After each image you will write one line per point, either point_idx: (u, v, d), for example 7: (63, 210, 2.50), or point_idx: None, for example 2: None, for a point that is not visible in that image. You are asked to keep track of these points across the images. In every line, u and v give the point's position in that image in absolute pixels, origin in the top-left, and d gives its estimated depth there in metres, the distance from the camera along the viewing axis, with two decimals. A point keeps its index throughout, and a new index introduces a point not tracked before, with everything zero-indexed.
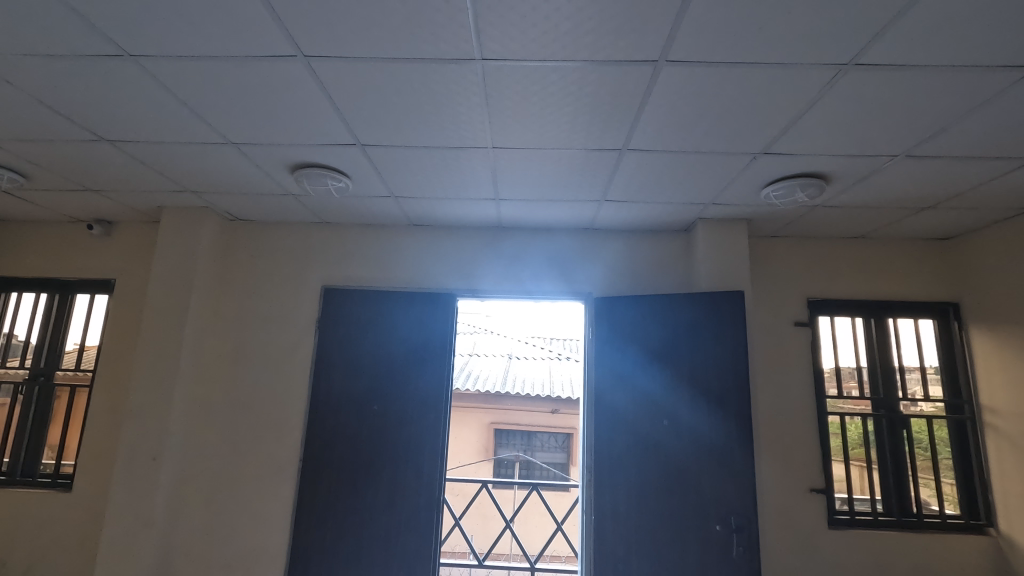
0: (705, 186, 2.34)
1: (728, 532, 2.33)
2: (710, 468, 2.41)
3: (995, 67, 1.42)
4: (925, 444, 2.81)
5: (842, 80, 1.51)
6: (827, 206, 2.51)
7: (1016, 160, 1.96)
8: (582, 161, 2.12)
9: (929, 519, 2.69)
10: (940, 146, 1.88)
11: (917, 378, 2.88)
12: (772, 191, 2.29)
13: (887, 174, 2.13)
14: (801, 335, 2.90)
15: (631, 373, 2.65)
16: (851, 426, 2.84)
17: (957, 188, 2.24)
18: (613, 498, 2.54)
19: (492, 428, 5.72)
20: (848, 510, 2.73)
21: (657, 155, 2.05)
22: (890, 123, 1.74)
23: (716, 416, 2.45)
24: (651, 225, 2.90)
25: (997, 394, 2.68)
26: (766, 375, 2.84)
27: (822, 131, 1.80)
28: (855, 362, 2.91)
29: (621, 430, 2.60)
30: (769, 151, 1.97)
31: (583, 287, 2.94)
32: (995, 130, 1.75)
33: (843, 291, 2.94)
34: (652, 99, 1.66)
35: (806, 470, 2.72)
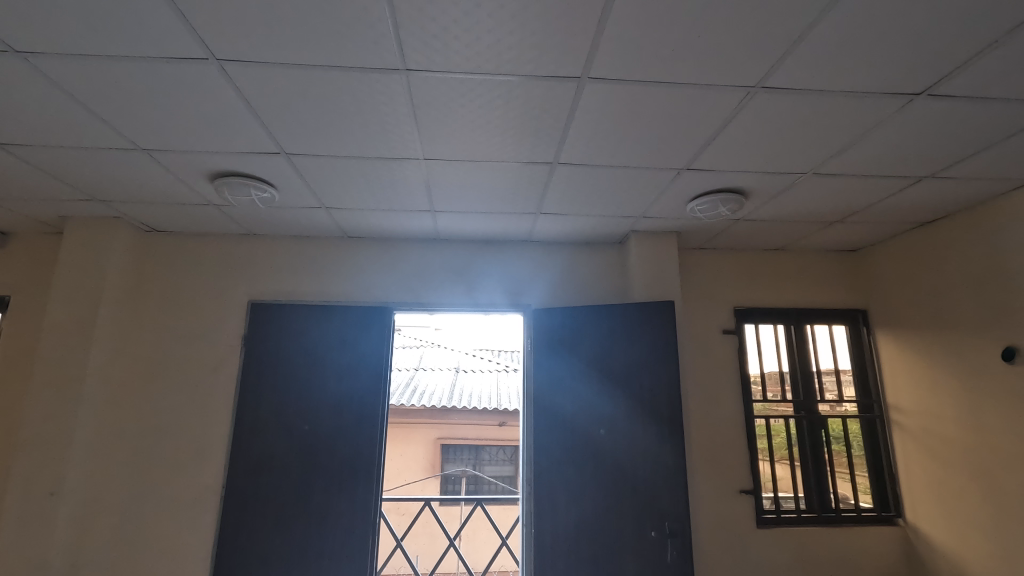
0: (636, 200, 2.41)
1: (663, 538, 2.38)
2: (646, 475, 2.46)
3: (882, 93, 1.55)
4: (841, 441, 2.99)
5: (752, 102, 1.60)
6: (749, 219, 2.65)
7: (908, 179, 2.15)
8: (516, 173, 2.14)
9: (847, 513, 2.87)
10: (843, 165, 2.03)
11: (832, 380, 3.08)
12: (697, 205, 2.39)
13: (799, 190, 2.27)
14: (728, 342, 3.03)
15: (570, 383, 2.67)
16: (775, 428, 2.99)
17: (860, 203, 2.42)
18: (553, 511, 2.53)
19: (438, 443, 5.61)
20: (775, 509, 2.86)
21: (589, 170, 2.09)
22: (798, 143, 1.86)
23: (650, 422, 2.52)
24: (588, 238, 2.96)
25: (901, 393, 2.90)
26: (697, 382, 2.95)
27: (738, 148, 1.90)
28: (778, 367, 3.07)
29: (559, 441, 2.60)
30: (692, 167, 2.06)
31: (521, 299, 2.94)
32: (889, 150, 1.91)
33: (766, 300, 3.11)
34: (578, 114, 1.69)
35: (735, 472, 2.84)
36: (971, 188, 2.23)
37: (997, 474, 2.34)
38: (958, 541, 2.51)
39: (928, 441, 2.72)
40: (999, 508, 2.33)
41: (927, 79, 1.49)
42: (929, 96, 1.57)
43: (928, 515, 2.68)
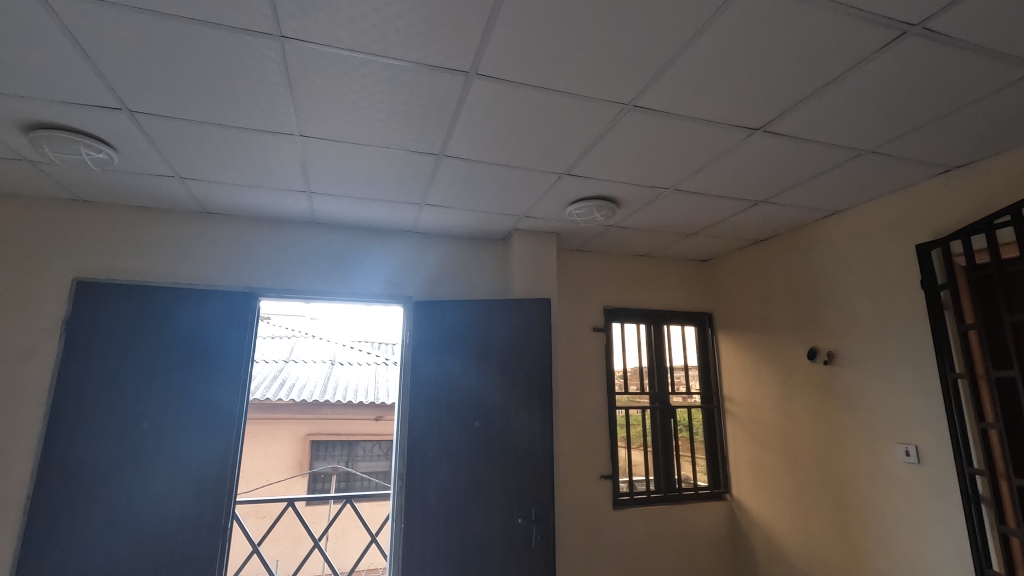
0: (520, 199, 2.48)
1: (529, 524, 2.50)
2: (516, 464, 2.56)
3: (730, 125, 1.78)
4: (686, 428, 3.38)
5: (625, 118, 1.73)
6: (620, 226, 2.87)
7: (747, 201, 2.49)
8: (401, 162, 2.08)
9: (688, 492, 3.25)
10: (698, 184, 2.29)
11: (682, 374, 3.47)
12: (575, 209, 2.53)
13: (663, 203, 2.51)
14: (597, 339, 3.26)
15: (446, 377, 2.67)
16: (633, 418, 3.29)
17: (711, 219, 2.75)
18: (424, 505, 2.50)
19: (308, 440, 5.25)
20: (629, 491, 3.15)
21: (475, 165, 2.11)
22: (662, 160, 2.06)
23: (522, 414, 2.62)
24: (472, 233, 2.99)
25: (733, 385, 3.35)
26: (568, 376, 3.13)
27: (613, 159, 2.04)
28: (638, 363, 3.38)
29: (433, 435, 2.58)
30: (571, 172, 2.17)
31: (401, 291, 2.88)
32: (733, 175, 2.19)
33: (632, 301, 3.39)
34: (465, 108, 1.69)
35: (597, 459, 3.08)
36: (793, 214, 2.65)
37: (798, 454, 2.82)
38: (768, 510, 2.99)
39: (751, 427, 3.18)
40: (798, 481, 2.80)
41: (764, 118, 1.73)
42: (765, 132, 1.82)
43: (748, 490, 3.15)
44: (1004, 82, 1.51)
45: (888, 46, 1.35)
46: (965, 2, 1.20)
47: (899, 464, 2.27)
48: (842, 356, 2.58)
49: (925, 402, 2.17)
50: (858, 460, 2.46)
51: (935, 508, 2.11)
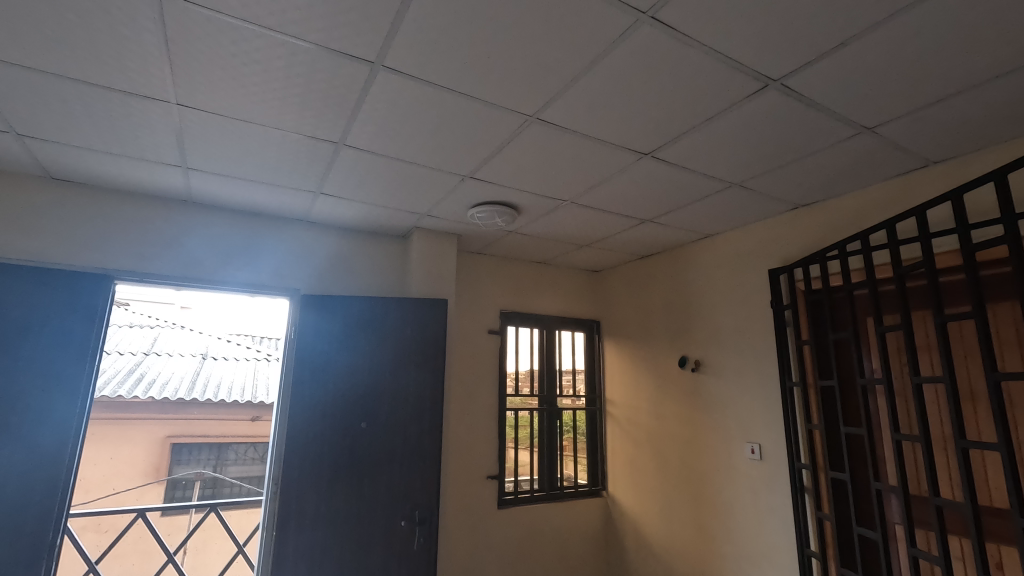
0: (422, 197, 2.45)
1: (412, 526, 2.48)
2: (401, 466, 2.52)
3: (623, 147, 1.91)
4: (570, 429, 3.56)
5: (528, 129, 1.79)
6: (520, 232, 2.95)
7: (635, 219, 2.69)
8: (296, 146, 1.95)
9: (568, 489, 3.42)
10: (593, 199, 2.43)
11: (570, 378, 3.64)
12: (477, 212, 2.56)
13: (560, 213, 2.63)
14: (491, 342, 3.31)
15: (334, 375, 2.54)
16: (522, 419, 3.38)
17: (603, 233, 2.93)
18: (300, 513, 2.35)
19: (168, 443, 4.70)
20: (514, 490, 3.24)
21: (376, 158, 2.05)
22: (561, 173, 2.16)
23: (412, 415, 2.59)
24: (370, 227, 2.89)
25: (615, 389, 3.59)
26: (461, 377, 3.14)
27: (515, 167, 2.10)
28: (529, 366, 3.49)
29: (314, 437, 2.44)
30: (474, 176, 2.20)
31: (289, 283, 2.70)
32: (624, 194, 2.36)
33: (527, 306, 3.50)
34: (369, 99, 1.64)
35: (485, 460, 3.13)
36: (673, 234, 2.91)
37: (666, 452, 3.09)
38: (638, 504, 3.25)
39: (627, 428, 3.43)
40: (665, 478, 3.07)
41: (651, 145, 1.89)
42: (652, 157, 1.99)
43: (622, 486, 3.39)
44: (839, 137, 1.80)
45: (755, 95, 1.55)
46: (813, 67, 1.41)
47: (746, 461, 2.58)
48: (706, 364, 2.88)
49: (769, 407, 2.49)
50: (714, 457, 2.76)
51: (772, 498, 2.43)
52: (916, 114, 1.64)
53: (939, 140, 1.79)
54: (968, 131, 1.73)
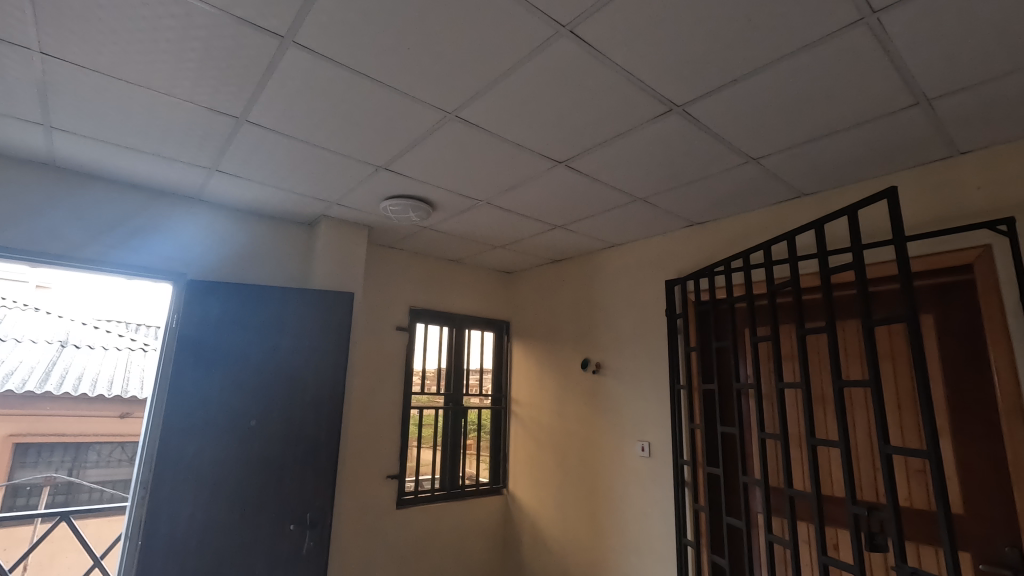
0: (332, 185, 2.34)
1: (301, 529, 2.36)
2: (293, 467, 2.38)
3: (539, 154, 1.96)
4: (474, 428, 3.57)
5: (446, 125, 1.77)
6: (434, 228, 2.91)
7: (548, 224, 2.77)
8: (190, 117, 1.78)
9: (469, 488, 3.44)
10: (508, 201, 2.46)
11: (477, 376, 3.65)
12: (390, 204, 2.49)
13: (475, 213, 2.64)
14: (399, 338, 3.24)
15: (222, 369, 2.33)
16: (426, 418, 3.34)
17: (517, 236, 2.98)
18: (173, 520, 2.13)
19: (11, 443, 4.08)
20: (414, 490, 3.19)
21: (282, 139, 1.92)
22: (478, 173, 2.16)
23: (308, 413, 2.46)
24: (272, 211, 2.70)
25: (520, 388, 3.67)
26: (364, 373, 3.04)
27: (432, 162, 2.07)
28: (437, 364, 3.45)
29: (194, 436, 2.23)
30: (389, 168, 2.14)
31: (173, 266, 2.44)
32: (538, 199, 2.42)
33: (438, 303, 3.46)
34: (276, 76, 1.53)
35: (386, 459, 3.05)
36: (583, 241, 3.04)
37: (565, 450, 3.21)
38: (536, 501, 3.34)
39: (530, 427, 3.52)
40: (563, 475, 3.19)
41: (565, 154, 1.96)
42: (566, 166, 2.06)
43: (522, 484, 3.47)
44: (730, 164, 1.98)
45: (659, 117, 1.66)
46: (710, 98, 1.55)
47: (637, 458, 2.76)
48: (606, 367, 3.04)
49: (659, 408, 2.69)
50: (609, 455, 2.92)
51: (657, 492, 2.62)
52: (791, 150, 1.86)
53: (809, 175, 2.04)
54: (831, 169, 2.00)
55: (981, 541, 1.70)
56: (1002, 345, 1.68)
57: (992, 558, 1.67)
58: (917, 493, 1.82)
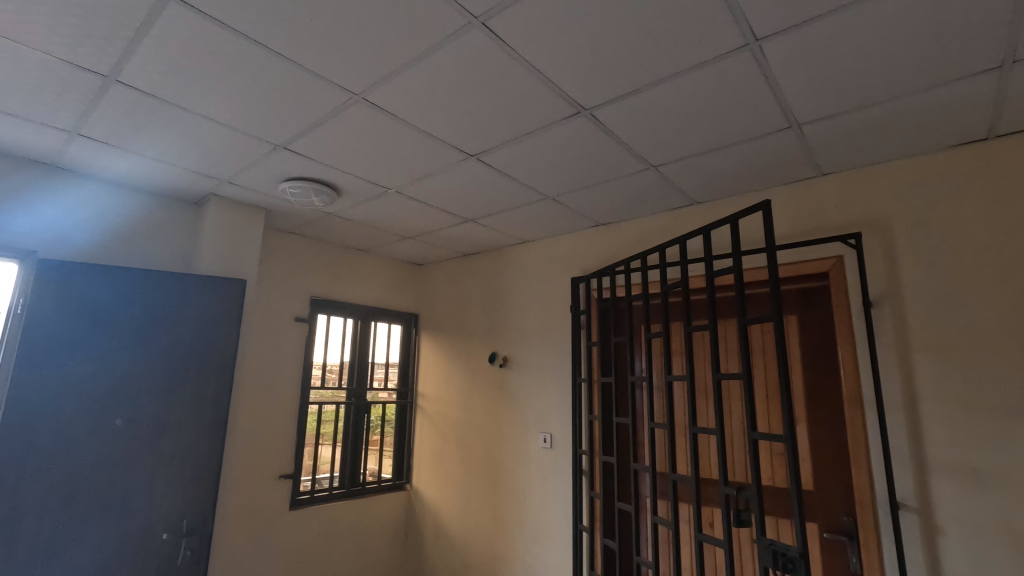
0: (222, 161, 2.14)
1: (176, 538, 2.16)
2: (167, 470, 2.17)
3: (450, 145, 1.94)
4: (378, 423, 3.47)
5: (353, 108, 1.69)
6: (339, 215, 2.77)
7: (459, 217, 2.75)
8: (42, 69, 1.53)
9: (371, 485, 3.34)
10: (418, 191, 2.41)
11: (383, 370, 3.54)
12: (290, 187, 2.32)
13: (384, 201, 2.55)
14: (298, 330, 3.05)
15: (82, 363, 2.03)
16: (326, 414, 3.18)
17: (428, 227, 2.93)
18: (13, 537, 1.83)
19: None
20: (310, 490, 3.04)
21: (161, 105, 1.71)
22: (387, 160, 2.09)
23: (187, 411, 2.25)
24: (150, 186, 2.42)
25: (427, 382, 3.62)
26: (255, 367, 2.83)
27: (337, 145, 1.96)
28: (339, 357, 3.30)
29: (43, 440, 1.92)
30: (289, 148, 2.00)
31: (20, 242, 2.11)
32: (449, 191, 2.39)
33: (342, 294, 3.31)
34: (154, 34, 1.36)
35: (278, 458, 2.87)
36: (493, 236, 3.05)
37: (470, 443, 3.23)
38: (439, 495, 3.32)
39: (436, 421, 3.48)
40: (467, 468, 3.20)
41: (477, 148, 1.95)
42: (478, 159, 2.05)
43: (426, 479, 3.43)
44: (632, 170, 2.09)
45: (568, 119, 1.71)
46: (615, 105, 1.62)
47: (539, 449, 2.84)
48: (512, 361, 3.09)
49: (561, 401, 2.78)
50: (513, 447, 2.97)
51: (557, 482, 2.72)
52: (686, 161, 2.00)
53: (700, 184, 2.22)
54: (719, 181, 2.18)
55: (826, 513, 1.96)
56: (848, 343, 1.95)
57: (834, 527, 1.93)
58: (778, 473, 2.05)
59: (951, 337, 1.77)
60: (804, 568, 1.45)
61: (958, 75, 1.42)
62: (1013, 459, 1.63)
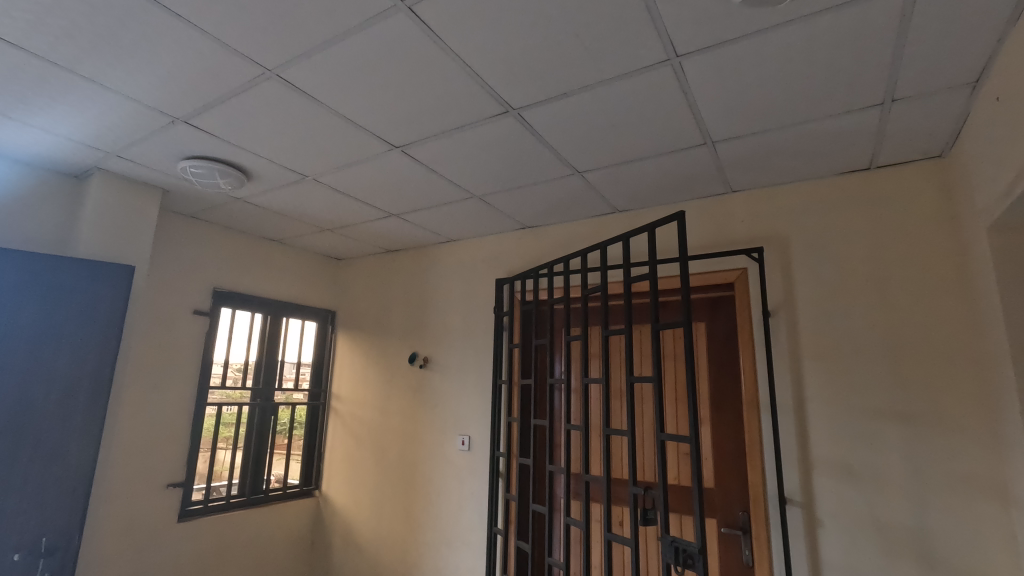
0: (109, 131, 1.90)
1: (31, 560, 1.88)
2: (24, 481, 1.88)
3: (373, 134, 1.85)
4: (286, 426, 3.25)
5: (265, 84, 1.56)
6: (249, 201, 2.57)
7: (382, 212, 2.65)
8: None
9: (274, 492, 3.12)
10: (338, 181, 2.28)
11: (294, 369, 3.33)
12: (190, 165, 2.11)
13: (299, 189, 2.39)
14: (196, 324, 2.79)
15: None
16: (226, 417, 2.93)
17: (348, 220, 2.79)
18: None
19: None
20: (203, 499, 2.78)
21: (30, 60, 1.49)
22: (304, 145, 1.95)
23: (54, 413, 1.97)
24: (18, 153, 2.10)
25: (343, 383, 3.44)
26: (142, 364, 2.55)
27: (246, 123, 1.81)
28: (243, 355, 3.04)
29: None
30: (190, 122, 1.81)
31: None
32: (371, 183, 2.29)
33: (250, 287, 3.07)
34: None
35: (167, 465, 2.61)
36: (418, 233, 2.97)
37: (386, 447, 3.11)
38: (350, 501, 3.17)
39: (351, 424, 3.32)
40: (381, 472, 3.09)
41: (401, 140, 1.88)
42: (402, 151, 1.98)
43: (337, 485, 3.26)
44: (558, 174, 2.11)
45: (496, 117, 1.69)
46: (542, 107, 1.62)
47: (456, 452, 2.79)
48: (433, 362, 3.02)
49: (481, 403, 2.76)
50: (430, 450, 2.90)
51: (474, 485, 2.68)
52: (609, 169, 2.05)
53: (623, 193, 2.28)
54: (640, 191, 2.26)
55: (724, 509, 2.08)
56: (748, 349, 2.08)
57: (730, 522, 2.06)
58: (683, 473, 2.15)
59: (833, 346, 1.95)
60: (702, 562, 1.51)
61: (847, 108, 1.57)
62: (881, 457, 1.82)
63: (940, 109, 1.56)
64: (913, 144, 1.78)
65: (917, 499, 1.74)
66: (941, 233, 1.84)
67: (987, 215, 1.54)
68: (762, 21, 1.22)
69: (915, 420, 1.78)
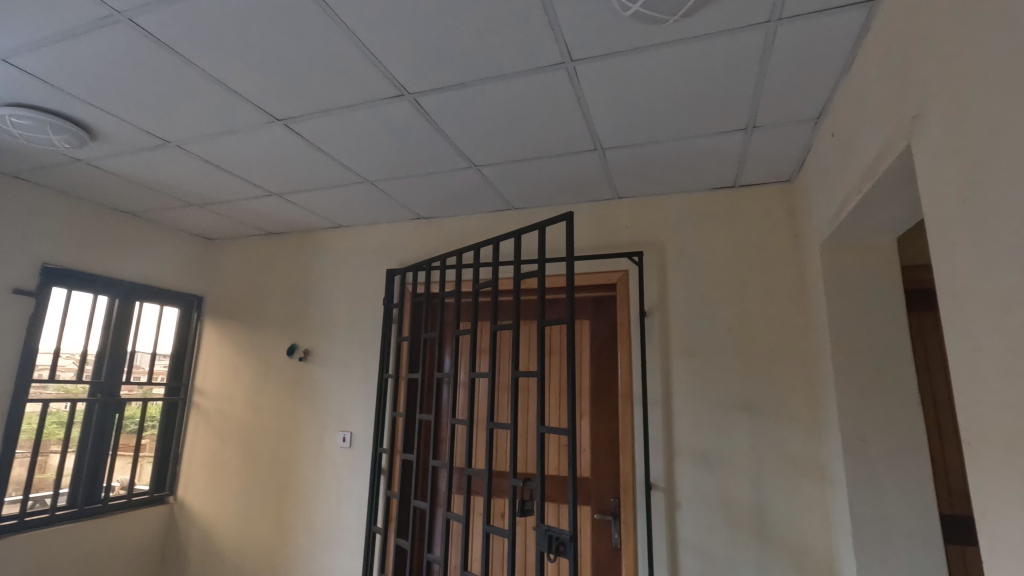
0: None
1: None
2: None
3: (251, 103, 1.68)
4: (134, 426, 2.86)
5: (114, 28, 1.34)
6: (94, 164, 2.20)
7: (261, 190, 2.42)
8: None
9: (117, 501, 2.73)
10: (208, 150, 2.04)
11: (147, 359, 2.94)
12: (11, 115, 1.75)
13: (160, 155, 2.10)
14: (16, 306, 2.34)
15: None
16: (54, 416, 2.51)
17: (220, 196, 2.51)
18: None
19: None
20: (18, 513, 2.34)
21: None
22: (165, 105, 1.71)
23: None
24: None
25: (208, 376, 3.10)
26: None
27: (90, 72, 1.54)
28: (81, 344, 2.62)
29: None
30: (10, 61, 1.50)
31: None
32: (249, 157, 2.08)
33: (94, 265, 2.65)
34: None
35: None
36: (303, 216, 2.76)
37: (257, 446, 2.85)
38: (211, 508, 2.87)
39: (216, 422, 3.00)
40: (250, 473, 2.83)
41: (284, 112, 1.73)
42: (285, 125, 1.82)
43: (197, 490, 2.94)
44: (454, 166, 2.08)
45: (390, 99, 1.62)
46: (439, 95, 1.58)
47: (336, 449, 2.65)
48: (314, 354, 2.84)
49: (365, 397, 2.65)
50: (307, 449, 2.72)
51: (353, 483, 2.57)
52: (505, 165, 2.06)
53: (518, 191, 2.31)
54: (534, 190, 2.30)
55: (597, 496, 2.20)
56: (626, 346, 2.22)
57: (603, 508, 2.18)
58: (562, 463, 2.24)
59: (698, 345, 2.15)
60: (573, 549, 1.58)
61: (717, 130, 1.73)
62: (731, 444, 2.04)
63: (790, 139, 1.78)
64: (769, 168, 2.01)
65: (757, 480, 1.98)
66: (787, 248, 2.11)
67: (821, 235, 1.80)
68: (650, 38, 1.29)
69: (760, 410, 2.02)
